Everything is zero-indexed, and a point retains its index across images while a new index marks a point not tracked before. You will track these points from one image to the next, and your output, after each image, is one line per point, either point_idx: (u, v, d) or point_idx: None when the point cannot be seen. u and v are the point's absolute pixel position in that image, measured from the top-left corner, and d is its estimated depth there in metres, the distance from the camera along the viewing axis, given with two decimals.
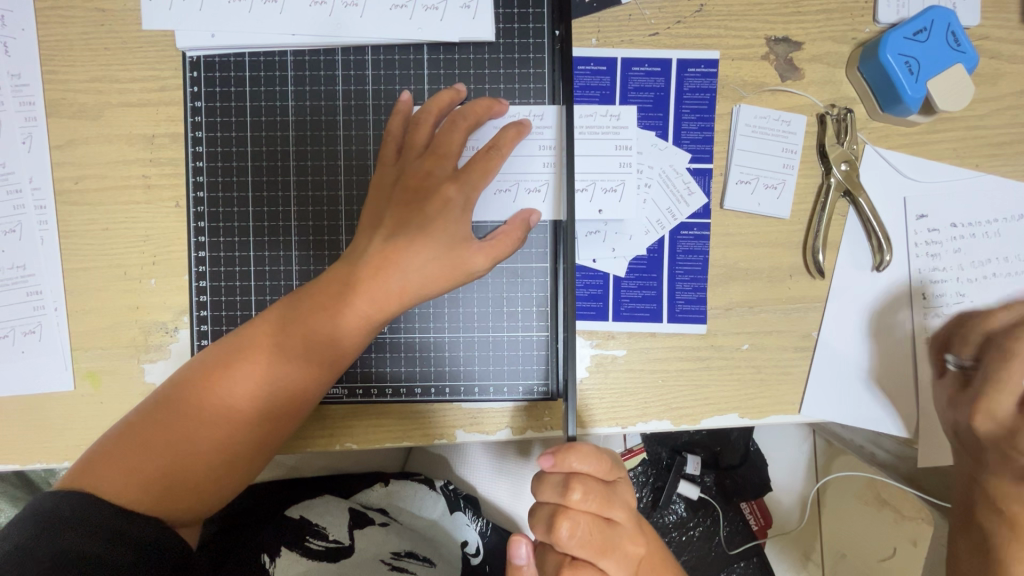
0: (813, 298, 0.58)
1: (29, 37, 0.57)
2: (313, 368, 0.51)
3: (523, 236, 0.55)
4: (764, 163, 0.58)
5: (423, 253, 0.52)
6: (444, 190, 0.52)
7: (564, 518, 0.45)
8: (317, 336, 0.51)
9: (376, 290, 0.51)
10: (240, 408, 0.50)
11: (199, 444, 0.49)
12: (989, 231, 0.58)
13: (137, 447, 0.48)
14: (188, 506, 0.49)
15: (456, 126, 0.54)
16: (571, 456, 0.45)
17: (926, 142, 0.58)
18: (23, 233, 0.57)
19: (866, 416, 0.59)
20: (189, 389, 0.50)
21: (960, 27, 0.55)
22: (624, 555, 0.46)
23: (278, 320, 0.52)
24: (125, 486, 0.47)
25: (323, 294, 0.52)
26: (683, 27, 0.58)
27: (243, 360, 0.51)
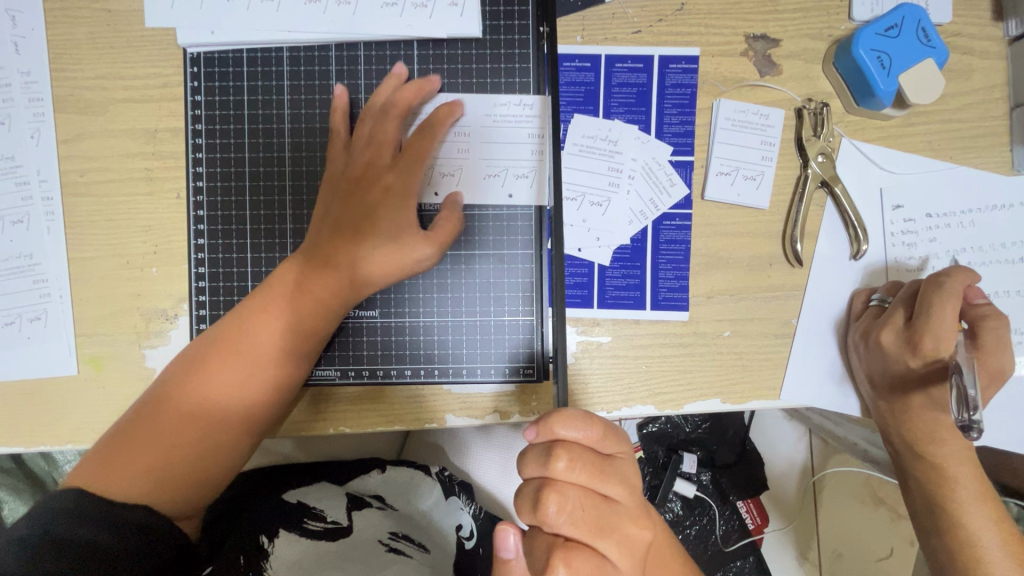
0: (792, 286, 0.60)
1: (38, 36, 0.60)
2: (282, 353, 0.54)
3: (463, 217, 0.57)
4: (743, 155, 0.60)
5: (375, 239, 0.55)
6: (385, 177, 0.55)
7: (552, 493, 0.42)
8: (296, 319, 0.54)
9: (336, 275, 0.54)
10: (230, 395, 0.52)
11: (187, 436, 0.51)
12: (963, 221, 0.60)
13: (121, 448, 0.50)
14: (181, 496, 0.50)
15: (391, 117, 0.57)
16: (555, 421, 0.43)
17: (901, 135, 0.60)
18: (31, 223, 0.60)
19: (841, 399, 0.60)
20: (178, 383, 0.52)
21: (930, 24, 0.57)
22: (623, 537, 0.42)
23: (247, 315, 0.54)
24: (132, 482, 0.48)
25: (285, 287, 0.54)
26: (664, 25, 0.60)
27: (215, 357, 0.53)
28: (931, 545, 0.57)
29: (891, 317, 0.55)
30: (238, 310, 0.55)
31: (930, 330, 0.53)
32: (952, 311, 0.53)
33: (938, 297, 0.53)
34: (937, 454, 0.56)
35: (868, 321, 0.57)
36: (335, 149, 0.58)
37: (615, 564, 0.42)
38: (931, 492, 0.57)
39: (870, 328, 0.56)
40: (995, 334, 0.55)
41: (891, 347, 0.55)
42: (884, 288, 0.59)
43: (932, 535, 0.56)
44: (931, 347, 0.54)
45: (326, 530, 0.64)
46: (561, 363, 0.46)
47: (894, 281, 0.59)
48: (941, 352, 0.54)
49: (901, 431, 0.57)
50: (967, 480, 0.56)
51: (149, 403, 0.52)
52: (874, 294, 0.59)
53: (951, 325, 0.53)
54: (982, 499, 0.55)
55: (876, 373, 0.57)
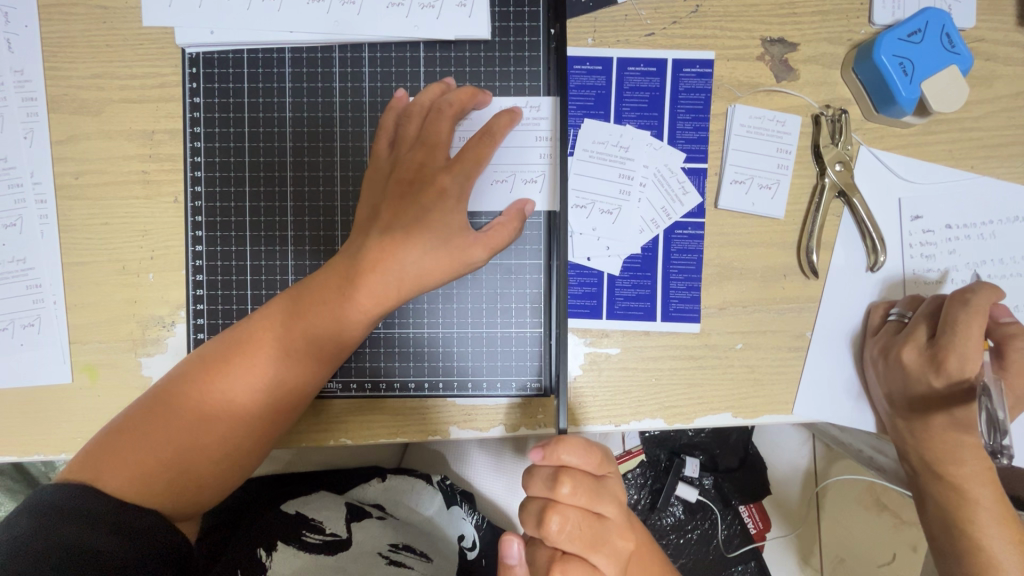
0: (808, 298, 0.58)
1: (32, 33, 0.58)
2: (308, 359, 0.52)
3: (519, 227, 0.55)
4: (759, 163, 0.58)
5: (422, 243, 0.52)
6: (439, 180, 0.53)
7: (552, 513, 0.42)
8: (314, 325, 0.52)
9: (377, 283, 0.52)
10: (237, 401, 0.50)
11: (201, 436, 0.50)
12: (984, 233, 0.58)
13: (136, 441, 0.48)
14: (187, 500, 0.49)
15: (444, 117, 0.55)
16: (559, 448, 0.42)
17: (922, 143, 0.58)
18: (24, 226, 0.58)
19: (856, 416, 0.59)
20: (187, 383, 0.51)
21: (954, 29, 0.55)
22: (615, 551, 0.43)
23: (282, 313, 0.52)
24: (128, 479, 0.47)
25: (324, 288, 0.53)
26: (679, 27, 0.59)
27: (243, 355, 0.51)
28: (946, 566, 0.55)
29: (911, 333, 0.54)
30: (263, 310, 0.54)
31: (954, 349, 0.53)
32: (978, 330, 0.52)
33: (964, 315, 0.52)
34: (955, 474, 0.55)
35: (887, 336, 0.55)
36: (382, 144, 0.56)
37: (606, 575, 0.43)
38: (945, 510, 0.56)
39: (890, 345, 0.55)
40: (1017, 352, 0.54)
41: (912, 365, 0.54)
42: (903, 302, 0.57)
43: (949, 556, 0.55)
44: (956, 367, 0.53)
45: (324, 543, 0.62)
46: (562, 387, 0.45)
47: (913, 295, 0.58)
48: (965, 370, 0.53)
49: (919, 450, 0.56)
50: (987, 502, 0.54)
51: (158, 397, 0.51)
52: (892, 309, 0.57)
53: (976, 343, 0.52)
54: (1002, 522, 0.54)
55: (896, 392, 0.55)
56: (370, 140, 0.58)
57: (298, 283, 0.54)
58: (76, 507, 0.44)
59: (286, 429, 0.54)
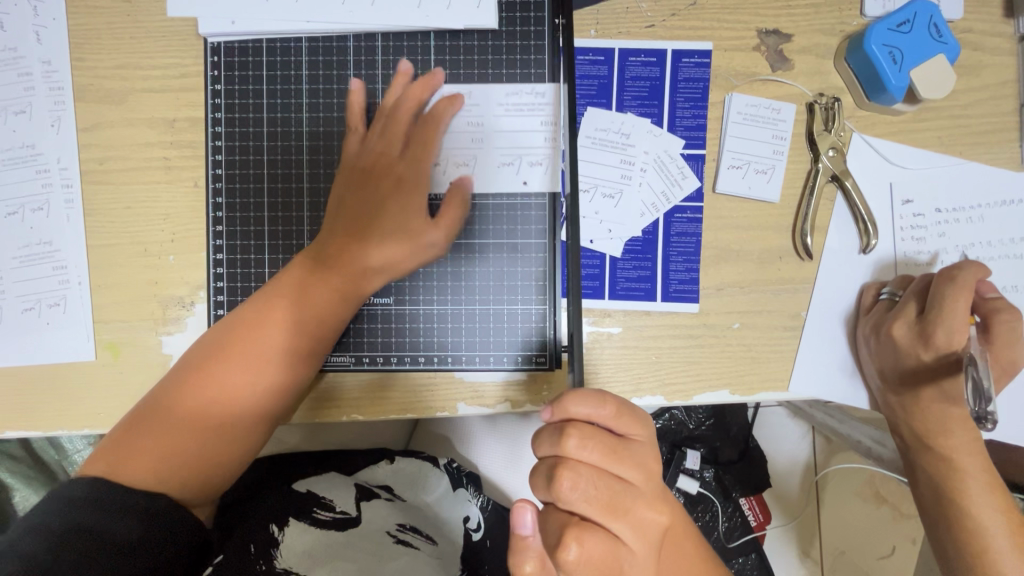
0: (802, 280, 0.61)
1: (59, 26, 0.61)
2: (300, 341, 0.55)
3: (465, 209, 0.59)
4: (755, 149, 0.61)
5: (394, 227, 0.57)
6: (397, 168, 0.58)
7: (564, 471, 0.42)
8: (305, 308, 0.55)
9: (354, 266, 0.56)
10: (235, 388, 0.53)
11: (204, 425, 0.52)
12: (973, 216, 0.61)
13: (142, 438, 0.51)
14: (201, 485, 0.52)
15: (404, 109, 0.59)
16: (566, 401, 0.44)
17: (912, 130, 0.61)
18: (51, 211, 0.61)
19: (850, 392, 0.61)
20: (187, 375, 0.53)
21: (942, 20, 0.58)
22: (637, 519, 0.43)
23: (267, 304, 0.55)
24: (144, 468, 0.49)
25: (304, 277, 0.56)
26: (678, 19, 0.61)
27: (233, 345, 0.53)
28: (936, 535, 0.58)
29: (902, 309, 0.56)
30: (249, 303, 0.56)
31: (942, 322, 0.55)
32: (964, 302, 0.54)
33: (952, 289, 0.55)
34: (946, 446, 0.57)
35: (879, 314, 0.58)
36: (352, 137, 0.60)
37: (628, 544, 0.43)
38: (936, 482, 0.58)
39: (881, 321, 0.57)
40: (1004, 326, 0.56)
41: (904, 341, 0.56)
42: (894, 283, 0.59)
43: (942, 526, 0.57)
44: (944, 340, 0.55)
45: (334, 521, 0.65)
46: (577, 351, 0.46)
47: (904, 275, 0.60)
48: (953, 343, 0.55)
49: (911, 422, 0.58)
50: (977, 473, 0.56)
51: (160, 392, 0.53)
52: (884, 289, 0.60)
53: (963, 316, 0.54)
54: (991, 491, 0.56)
55: (887, 366, 0.57)
56: (337, 125, 0.61)
57: (281, 275, 0.57)
58: (95, 501, 0.46)
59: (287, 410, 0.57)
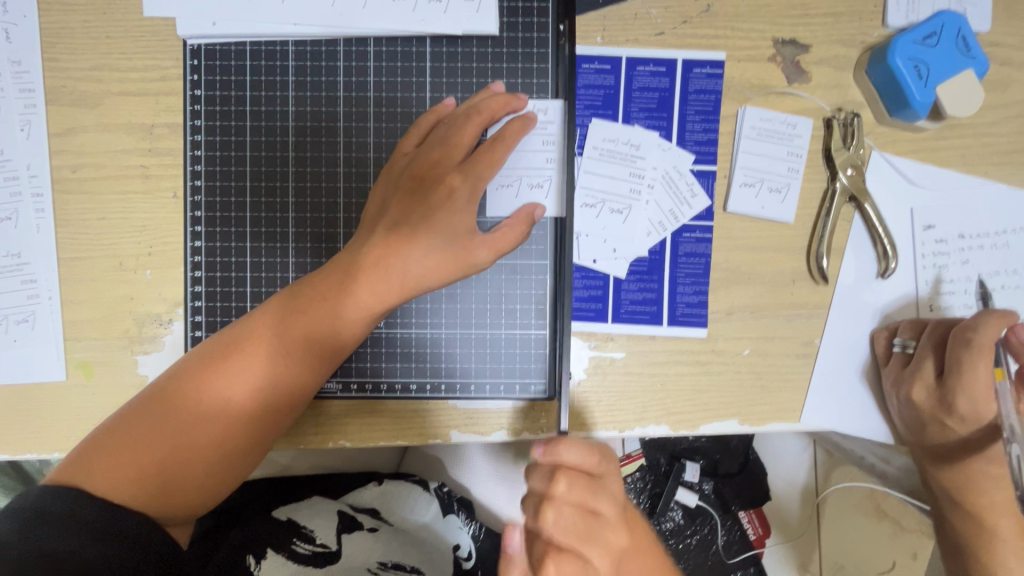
0: (817, 304, 0.57)
1: (30, 24, 0.57)
2: (314, 359, 0.51)
3: (527, 231, 0.54)
4: (769, 166, 0.57)
5: (426, 244, 0.51)
6: (449, 180, 0.52)
7: (548, 509, 0.41)
8: (314, 321, 0.51)
9: (379, 280, 0.51)
10: (237, 400, 0.49)
11: (199, 437, 0.48)
12: (998, 242, 0.57)
13: (135, 440, 0.47)
14: (183, 503, 0.48)
15: (476, 122, 0.53)
16: (558, 445, 0.43)
17: (935, 148, 0.57)
18: (20, 221, 0.57)
19: (866, 425, 0.58)
20: (186, 381, 0.50)
21: (970, 33, 0.54)
22: (611, 549, 0.41)
23: (282, 312, 0.51)
24: (119, 477, 0.46)
25: (326, 285, 0.52)
26: (689, 27, 0.58)
27: (244, 354, 0.50)
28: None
29: (919, 371, 0.53)
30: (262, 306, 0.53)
31: (963, 389, 0.52)
32: (984, 368, 0.52)
33: (969, 355, 0.52)
34: (979, 506, 0.55)
35: (897, 371, 0.54)
36: (409, 141, 0.55)
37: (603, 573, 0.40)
38: (962, 507, 0.55)
39: (901, 381, 0.54)
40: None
41: (924, 405, 0.53)
42: (905, 328, 0.56)
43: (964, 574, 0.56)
44: (966, 407, 0.53)
45: (313, 554, 0.61)
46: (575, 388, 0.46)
47: (915, 318, 0.56)
48: (978, 410, 0.53)
49: (940, 474, 0.56)
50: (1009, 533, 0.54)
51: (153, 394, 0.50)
52: (895, 338, 0.56)
53: (982, 382, 0.52)
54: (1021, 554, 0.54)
55: (914, 428, 0.55)
56: (398, 137, 0.57)
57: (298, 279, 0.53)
58: (63, 512, 0.42)
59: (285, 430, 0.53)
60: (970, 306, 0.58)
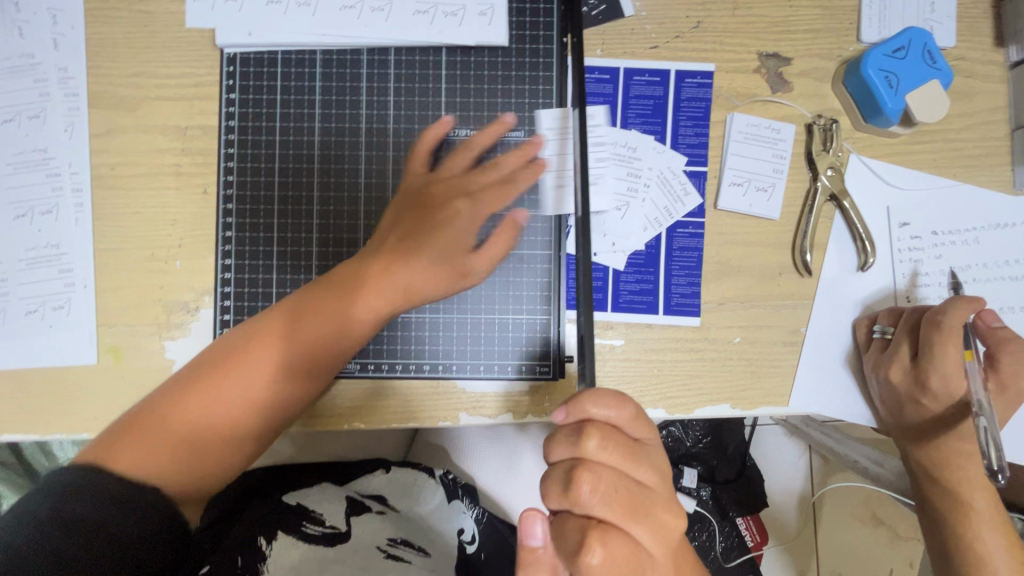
0: (802, 295, 0.62)
1: (77, 35, 0.62)
2: (327, 355, 0.55)
3: (513, 237, 0.57)
4: (755, 167, 0.62)
5: (427, 256, 0.56)
6: (455, 202, 0.57)
7: (584, 473, 0.39)
8: (323, 312, 0.55)
9: (385, 287, 0.56)
10: (254, 388, 0.52)
11: (217, 419, 0.51)
12: (968, 239, 0.62)
13: (158, 421, 0.50)
14: (195, 485, 0.50)
15: (474, 146, 0.60)
16: (585, 400, 0.41)
17: (907, 152, 0.62)
18: (60, 214, 0.61)
19: (848, 408, 0.62)
20: (209, 368, 0.53)
21: (936, 47, 0.60)
22: (658, 524, 0.39)
23: (300, 309, 0.55)
24: (144, 462, 0.48)
25: (339, 285, 0.56)
26: (681, 41, 0.63)
27: (263, 345, 0.54)
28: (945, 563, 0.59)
29: (895, 354, 0.57)
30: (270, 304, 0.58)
31: (935, 369, 0.56)
32: (953, 351, 0.56)
33: (940, 337, 0.56)
34: (956, 481, 0.58)
35: (876, 354, 0.59)
36: (415, 158, 0.60)
37: (649, 550, 0.39)
38: (941, 483, 0.59)
39: (879, 363, 0.58)
40: (1011, 356, 0.58)
41: (900, 385, 0.58)
42: (884, 316, 0.60)
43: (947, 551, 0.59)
44: (940, 386, 0.57)
45: (324, 535, 0.64)
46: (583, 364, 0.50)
47: (893, 307, 0.61)
48: (950, 388, 0.57)
49: (917, 450, 0.60)
50: (984, 506, 0.58)
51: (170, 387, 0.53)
52: (875, 325, 0.60)
53: (954, 363, 0.56)
54: (995, 525, 0.57)
55: (891, 406, 0.59)
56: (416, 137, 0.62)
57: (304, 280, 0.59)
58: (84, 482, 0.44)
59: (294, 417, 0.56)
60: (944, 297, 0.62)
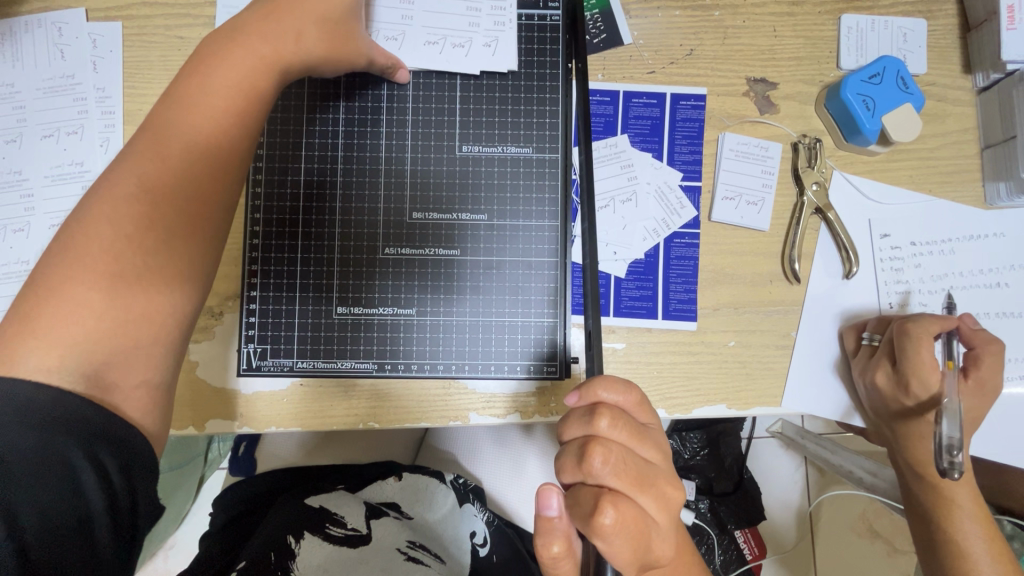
0: (792, 301, 0.66)
1: (116, 57, 0.67)
2: (190, 181, 0.50)
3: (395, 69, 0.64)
4: (746, 182, 0.67)
5: (274, 31, 0.55)
6: None
7: (596, 446, 0.42)
8: (178, 157, 0.50)
9: (229, 73, 0.53)
10: (122, 237, 0.47)
11: (94, 287, 0.46)
12: (945, 249, 0.67)
13: (30, 319, 0.44)
14: (116, 368, 0.46)
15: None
16: (595, 384, 0.45)
17: (886, 169, 0.67)
18: None
19: (838, 407, 0.66)
20: (64, 243, 0.47)
21: (907, 74, 0.65)
22: (662, 495, 0.43)
23: (144, 154, 0.50)
24: (37, 368, 0.43)
25: (170, 119, 0.51)
26: (676, 67, 0.68)
27: (109, 197, 0.48)
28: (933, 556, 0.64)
29: (879, 360, 0.61)
30: (170, 173, 0.49)
31: (914, 373, 0.60)
32: (927, 353, 0.59)
33: (913, 343, 0.60)
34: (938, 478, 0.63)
35: (864, 360, 0.63)
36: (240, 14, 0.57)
37: (654, 518, 0.42)
38: (924, 479, 0.63)
39: (866, 368, 0.62)
40: (993, 356, 0.62)
41: (885, 388, 0.61)
42: (873, 325, 0.64)
43: (937, 548, 0.63)
44: (919, 388, 0.60)
45: (346, 537, 0.66)
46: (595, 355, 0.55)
47: (882, 317, 0.65)
48: (929, 389, 0.60)
49: (903, 450, 0.64)
50: (965, 502, 0.62)
51: (71, 270, 0.46)
52: (864, 334, 0.64)
53: (930, 367, 0.60)
54: (976, 519, 0.62)
55: (878, 407, 0.63)
56: (433, 150, 0.66)
57: (211, 135, 0.51)
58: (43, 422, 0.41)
59: (195, 277, 0.50)
60: (925, 303, 0.66)
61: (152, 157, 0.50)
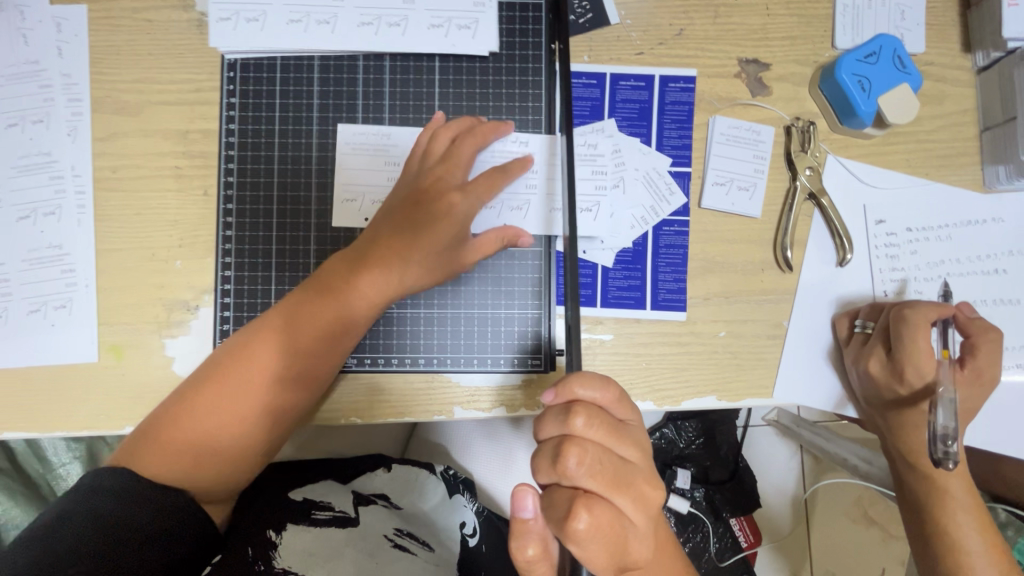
0: (784, 289, 0.64)
1: (81, 42, 0.64)
2: (285, 380, 0.56)
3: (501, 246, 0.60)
4: (737, 167, 0.65)
5: (410, 252, 0.58)
6: (450, 197, 0.58)
7: (571, 446, 0.41)
8: (316, 330, 0.57)
9: (361, 273, 0.57)
10: (236, 409, 0.55)
11: (214, 416, 0.55)
12: (941, 235, 0.65)
13: (164, 431, 0.54)
14: (211, 476, 0.55)
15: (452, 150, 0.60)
16: (571, 381, 0.43)
17: (882, 152, 0.65)
18: (62, 215, 0.63)
19: (829, 397, 0.64)
20: (216, 366, 0.56)
21: (905, 53, 0.63)
22: (640, 495, 0.41)
23: (285, 319, 0.57)
24: (168, 473, 0.53)
25: (324, 294, 0.58)
26: (665, 47, 0.66)
27: (256, 351, 0.56)
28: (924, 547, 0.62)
29: (873, 348, 0.60)
30: (297, 356, 0.56)
31: (908, 360, 0.58)
32: (922, 341, 0.58)
33: (909, 331, 0.58)
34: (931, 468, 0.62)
35: (856, 348, 0.61)
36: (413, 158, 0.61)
37: (631, 520, 0.41)
38: (917, 469, 0.62)
39: (860, 356, 0.61)
40: (989, 344, 0.61)
41: (877, 376, 0.60)
42: (865, 312, 0.63)
43: (930, 539, 0.62)
44: (914, 376, 0.59)
45: (334, 519, 0.64)
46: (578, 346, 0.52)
47: (873, 304, 0.63)
48: (924, 377, 0.59)
49: (897, 441, 0.62)
50: (959, 492, 0.61)
51: (197, 395, 0.55)
52: (855, 320, 0.63)
53: (925, 354, 0.58)
54: (970, 509, 0.61)
55: (870, 395, 0.61)
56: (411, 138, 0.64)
57: (348, 322, 0.58)
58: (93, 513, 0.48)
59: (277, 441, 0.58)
60: (920, 291, 0.65)
61: (278, 328, 0.57)
